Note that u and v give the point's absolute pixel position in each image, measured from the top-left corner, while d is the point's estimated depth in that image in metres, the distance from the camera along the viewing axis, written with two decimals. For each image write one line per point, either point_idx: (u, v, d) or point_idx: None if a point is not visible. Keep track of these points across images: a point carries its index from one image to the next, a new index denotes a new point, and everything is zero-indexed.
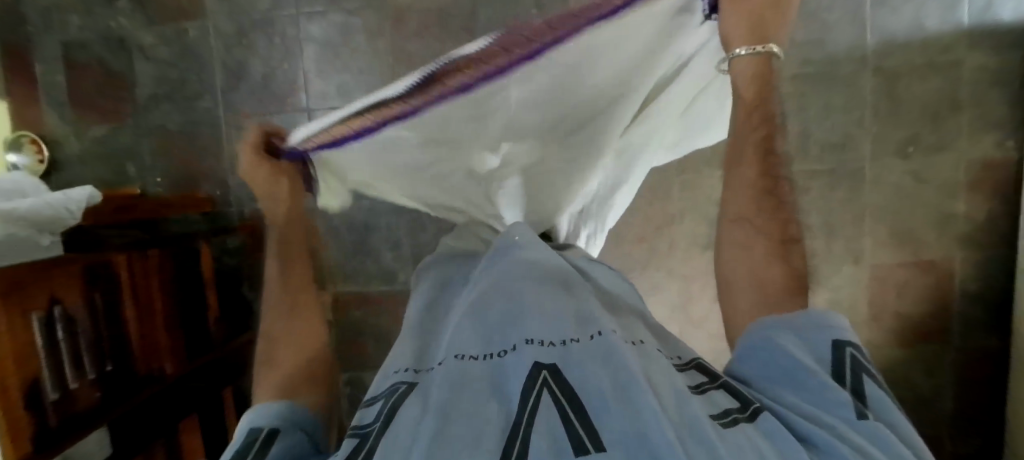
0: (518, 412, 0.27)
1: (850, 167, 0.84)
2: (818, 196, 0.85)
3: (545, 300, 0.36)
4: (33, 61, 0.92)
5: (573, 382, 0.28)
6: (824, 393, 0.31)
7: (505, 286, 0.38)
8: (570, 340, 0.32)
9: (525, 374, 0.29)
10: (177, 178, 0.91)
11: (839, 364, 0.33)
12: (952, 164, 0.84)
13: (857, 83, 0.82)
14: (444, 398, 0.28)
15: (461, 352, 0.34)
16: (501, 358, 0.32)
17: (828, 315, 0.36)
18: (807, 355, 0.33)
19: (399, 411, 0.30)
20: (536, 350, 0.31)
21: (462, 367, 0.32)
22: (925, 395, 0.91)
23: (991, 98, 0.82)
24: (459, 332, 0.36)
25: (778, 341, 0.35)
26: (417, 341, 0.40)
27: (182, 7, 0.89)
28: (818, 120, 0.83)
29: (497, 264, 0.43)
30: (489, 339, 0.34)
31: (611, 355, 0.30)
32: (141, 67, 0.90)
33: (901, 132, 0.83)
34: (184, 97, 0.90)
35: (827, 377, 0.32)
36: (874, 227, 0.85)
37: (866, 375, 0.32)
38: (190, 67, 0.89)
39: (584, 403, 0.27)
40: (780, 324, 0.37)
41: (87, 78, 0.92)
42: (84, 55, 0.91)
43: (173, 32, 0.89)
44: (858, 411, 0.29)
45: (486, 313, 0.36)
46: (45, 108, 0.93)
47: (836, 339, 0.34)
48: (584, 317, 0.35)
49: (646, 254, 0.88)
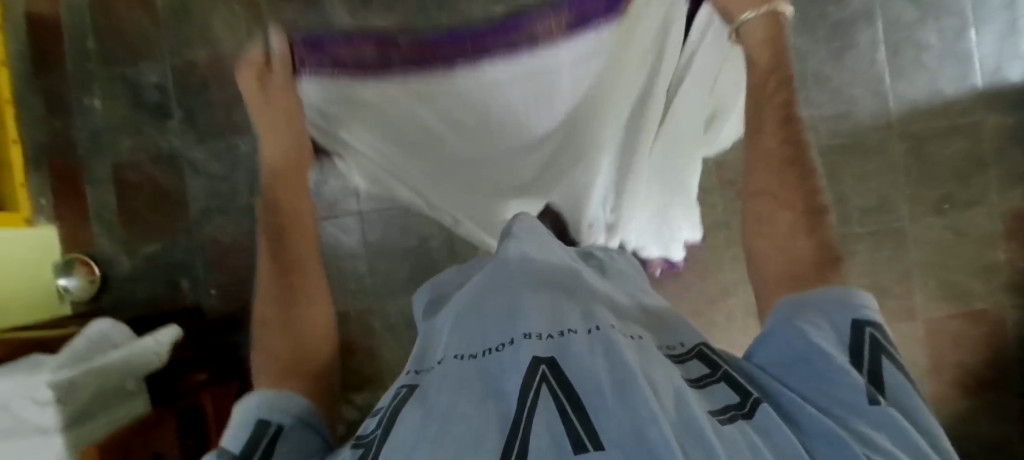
0: (514, 414, 0.21)
1: (893, 228, 0.86)
2: (865, 258, 0.87)
3: (545, 287, 0.30)
4: (83, 183, 0.93)
5: (573, 380, 0.22)
6: (847, 384, 0.24)
7: (496, 272, 0.32)
8: (567, 330, 0.25)
9: (521, 368, 0.23)
10: (231, 289, 0.91)
11: (858, 345, 0.26)
12: (988, 217, 0.87)
13: (885, 149, 0.86)
14: (431, 415, 0.22)
15: (452, 352, 0.27)
16: (495, 354, 0.25)
17: (846, 290, 0.29)
18: (825, 336, 0.26)
19: (401, 417, 0.24)
20: (534, 344, 0.24)
21: (452, 368, 0.26)
22: (994, 443, 0.90)
23: (1013, 154, 0.86)
24: (455, 327, 0.29)
25: (786, 324, 0.28)
26: (424, 343, 0.34)
27: (229, 122, 0.91)
28: (856, 186, 0.86)
29: (493, 257, 0.35)
30: (481, 332, 0.27)
31: (613, 349, 0.24)
32: (191, 182, 0.91)
33: (936, 191, 0.86)
34: (235, 208, 0.91)
35: (836, 360, 0.25)
36: (922, 283, 0.87)
37: (885, 357, 0.26)
38: (239, 180, 0.91)
39: (586, 406, 0.21)
40: (791, 306, 0.29)
41: (135, 196, 0.92)
42: (132, 175, 0.92)
43: (222, 147, 0.91)
44: (868, 395, 0.23)
45: (476, 303, 0.30)
46: (95, 228, 0.93)
47: (853, 318, 0.27)
48: (581, 305, 0.28)
49: (705, 326, 0.89)
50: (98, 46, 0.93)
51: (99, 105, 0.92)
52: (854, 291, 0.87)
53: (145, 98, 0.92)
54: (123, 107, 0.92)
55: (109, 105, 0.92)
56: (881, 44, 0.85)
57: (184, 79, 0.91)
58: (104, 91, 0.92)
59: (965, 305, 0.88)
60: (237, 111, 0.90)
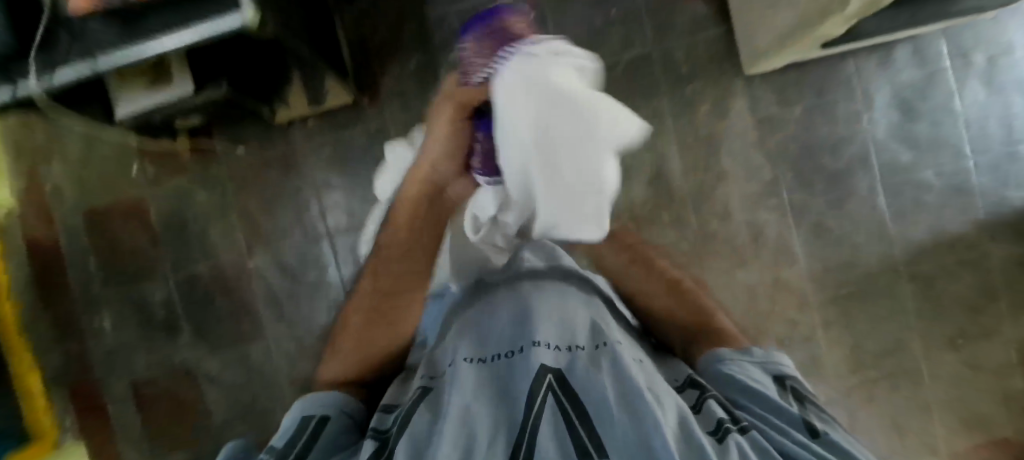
0: (521, 422, 0.28)
1: (905, 369, 0.86)
2: (881, 401, 0.87)
3: (551, 310, 0.39)
4: (104, 403, 0.95)
5: (575, 386, 0.29)
6: (767, 409, 0.33)
7: (504, 298, 0.44)
8: (576, 348, 0.34)
9: (531, 375, 0.31)
10: None
11: (781, 391, 0.36)
12: (1003, 348, 0.85)
13: (895, 295, 0.85)
14: (461, 404, 0.30)
15: (465, 355, 0.37)
16: (510, 358, 0.35)
17: (779, 357, 0.41)
18: (749, 373, 0.38)
19: (413, 417, 0.32)
20: (544, 351, 0.33)
21: (471, 369, 0.35)
22: None
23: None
24: (474, 340, 0.39)
25: (738, 372, 0.38)
26: (432, 354, 0.43)
27: (238, 331, 0.92)
28: (866, 334, 0.86)
29: (506, 291, 0.45)
30: (498, 344, 0.37)
31: (617, 360, 0.32)
32: (210, 393, 0.93)
33: (946, 329, 0.85)
34: (255, 414, 0.92)
35: (781, 401, 0.34)
36: (942, 419, 0.87)
37: (807, 402, 0.35)
38: (256, 387, 0.92)
39: (586, 408, 0.27)
40: (731, 353, 0.41)
41: (157, 411, 0.94)
42: (151, 390, 0.94)
43: (234, 356, 0.92)
44: (810, 428, 0.30)
45: (493, 325, 0.40)
46: (122, 445, 0.95)
47: (776, 374, 0.39)
48: (586, 328, 0.37)
49: None
50: (100, 268, 0.94)
51: (109, 326, 0.94)
52: (874, 434, 0.87)
53: (153, 316, 0.93)
54: (134, 326, 0.93)
55: (120, 325, 0.94)
56: (879, 188, 0.84)
57: (188, 293, 0.92)
58: (113, 312, 0.94)
59: (989, 435, 0.87)
60: (246, 321, 0.91)
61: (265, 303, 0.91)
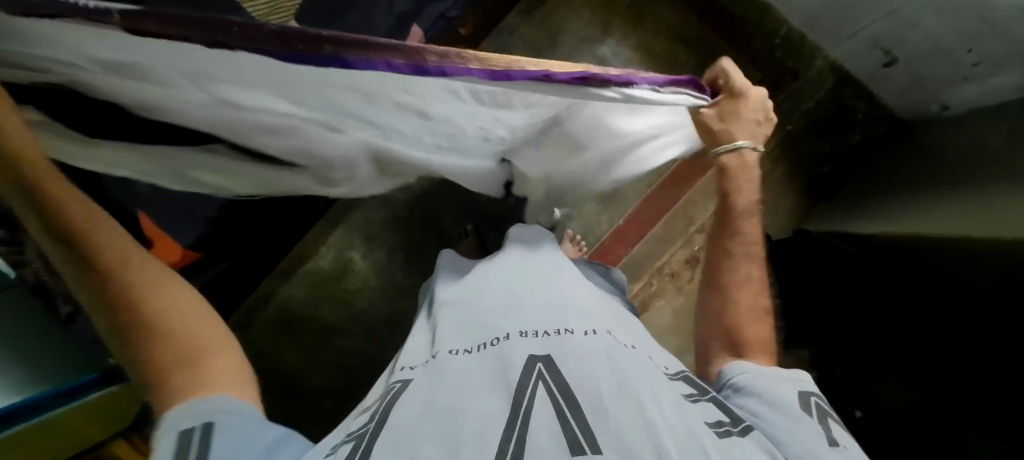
0: (511, 410, 0.25)
1: None
2: None
3: (535, 304, 0.36)
4: None
5: (567, 375, 0.27)
6: (787, 419, 0.29)
7: (493, 284, 0.40)
8: (564, 331, 0.32)
9: (519, 367, 0.28)
10: None
11: (806, 404, 0.31)
12: None
13: None
14: (439, 399, 0.27)
15: (457, 346, 0.33)
16: (493, 347, 0.32)
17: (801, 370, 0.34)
18: (785, 387, 0.32)
19: (395, 411, 0.28)
20: (536, 341, 0.31)
21: (459, 361, 0.31)
22: None
23: None
24: (449, 334, 0.36)
25: (760, 381, 0.33)
26: (409, 347, 0.40)
27: None
28: None
29: (504, 266, 0.43)
30: (482, 331, 0.34)
31: (608, 348, 0.31)
32: None
33: None
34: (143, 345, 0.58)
35: (800, 414, 0.29)
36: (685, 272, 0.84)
37: (831, 419, 0.30)
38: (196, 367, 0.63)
39: (577, 398, 0.26)
40: (757, 368, 0.34)
41: None
42: None
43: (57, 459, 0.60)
44: (829, 441, 0.28)
45: (481, 300, 0.38)
46: None
47: (801, 386, 0.32)
48: (579, 315, 0.35)
49: None
50: None
51: None
52: None
53: None
54: None
55: None
56: None
57: None
58: None
59: None
60: None
61: (342, 298, 0.78)
